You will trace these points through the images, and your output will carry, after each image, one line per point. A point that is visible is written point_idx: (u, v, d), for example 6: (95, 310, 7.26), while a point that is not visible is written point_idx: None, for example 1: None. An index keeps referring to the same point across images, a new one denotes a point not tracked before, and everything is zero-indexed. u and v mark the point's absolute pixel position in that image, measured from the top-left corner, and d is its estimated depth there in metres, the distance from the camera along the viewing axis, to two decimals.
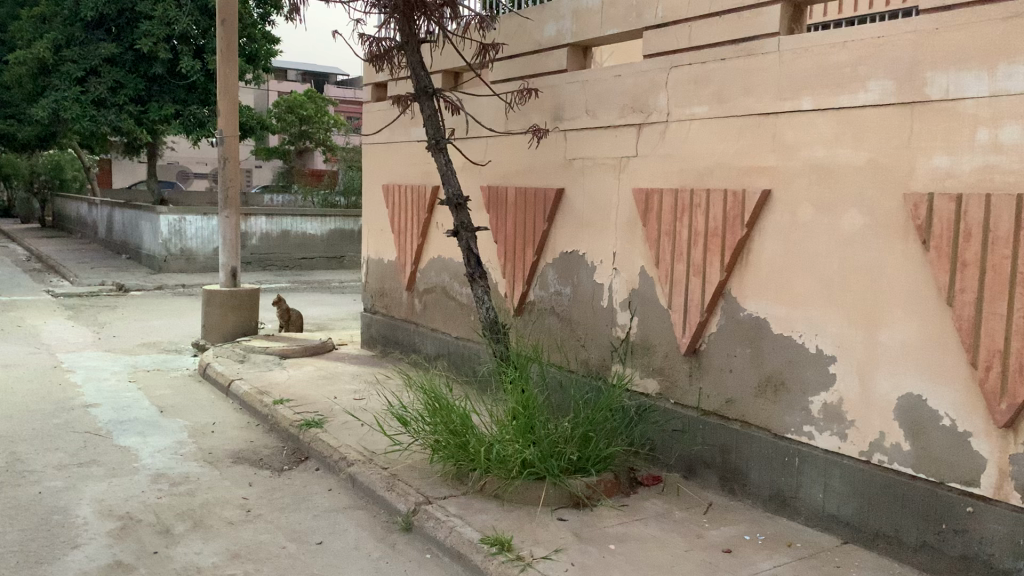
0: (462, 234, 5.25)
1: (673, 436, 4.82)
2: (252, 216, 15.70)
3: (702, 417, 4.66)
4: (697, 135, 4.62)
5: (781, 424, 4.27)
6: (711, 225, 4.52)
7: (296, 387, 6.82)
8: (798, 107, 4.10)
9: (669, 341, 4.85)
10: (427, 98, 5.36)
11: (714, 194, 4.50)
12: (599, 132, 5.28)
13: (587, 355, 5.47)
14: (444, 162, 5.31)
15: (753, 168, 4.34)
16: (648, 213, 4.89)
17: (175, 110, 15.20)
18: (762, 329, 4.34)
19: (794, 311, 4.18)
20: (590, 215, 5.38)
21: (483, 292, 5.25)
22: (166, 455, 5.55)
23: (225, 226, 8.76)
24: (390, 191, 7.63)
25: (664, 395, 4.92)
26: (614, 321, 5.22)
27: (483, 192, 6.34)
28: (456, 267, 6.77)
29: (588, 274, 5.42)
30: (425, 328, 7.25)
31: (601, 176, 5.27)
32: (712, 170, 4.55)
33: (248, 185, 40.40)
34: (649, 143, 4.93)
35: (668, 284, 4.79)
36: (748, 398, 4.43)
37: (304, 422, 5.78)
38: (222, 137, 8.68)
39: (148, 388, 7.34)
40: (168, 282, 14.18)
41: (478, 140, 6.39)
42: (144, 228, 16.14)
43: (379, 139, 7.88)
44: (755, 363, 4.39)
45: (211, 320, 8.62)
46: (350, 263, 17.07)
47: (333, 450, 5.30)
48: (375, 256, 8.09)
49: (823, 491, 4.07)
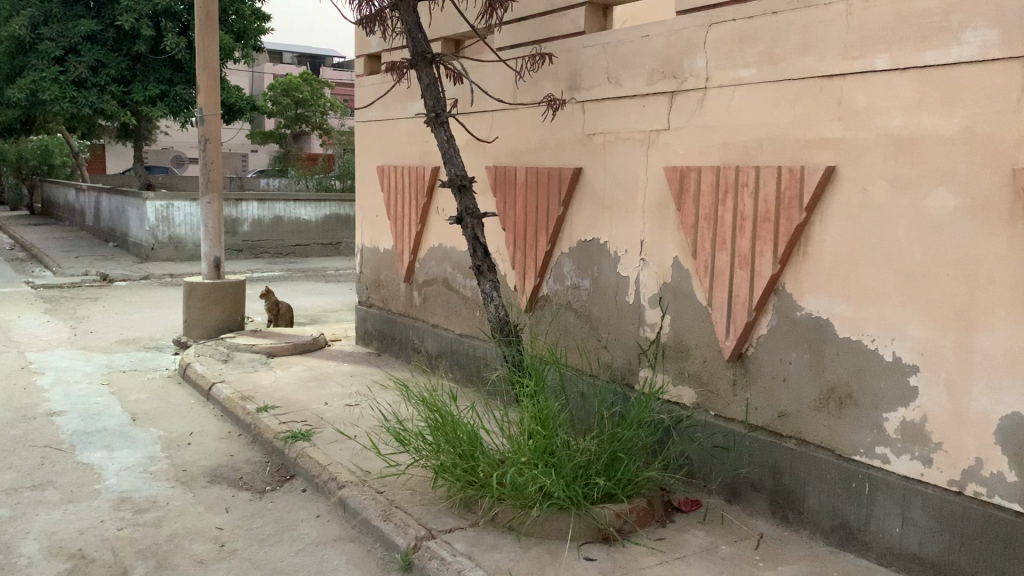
0: (467, 221, 4.57)
1: (714, 454, 4.16)
2: (243, 202, 15.00)
3: (750, 433, 4.00)
4: (743, 102, 3.94)
5: (848, 444, 3.60)
6: (761, 208, 3.85)
7: (283, 391, 6.15)
8: (871, 66, 3.41)
9: (709, 343, 4.18)
10: (426, 64, 4.64)
11: (765, 171, 3.82)
12: (623, 101, 4.60)
13: (609, 358, 4.80)
14: (445, 138, 4.61)
15: (813, 140, 3.65)
16: (683, 195, 4.21)
17: (160, 90, 14.52)
18: (824, 331, 3.67)
19: (863, 310, 3.51)
20: (614, 198, 4.70)
21: (492, 288, 4.57)
22: (132, 475, 4.89)
23: (207, 213, 8.07)
24: (385, 173, 6.95)
25: (701, 405, 4.26)
26: (642, 319, 4.56)
27: (488, 172, 5.66)
28: (459, 257, 6.10)
29: (610, 266, 4.75)
30: (426, 324, 6.59)
31: (626, 153, 4.59)
32: (762, 143, 3.87)
33: (244, 170, 39.63)
34: (683, 114, 4.25)
35: (708, 277, 4.12)
36: (806, 412, 3.77)
37: (290, 434, 5.13)
38: (202, 116, 7.98)
39: (121, 392, 6.67)
40: (155, 272, 13.49)
41: (483, 114, 5.71)
42: (131, 214, 15.45)
43: (372, 115, 7.19)
44: (814, 371, 3.73)
45: (193, 314, 7.96)
46: (346, 250, 16.36)
47: (322, 469, 4.65)
48: (370, 244, 7.41)
49: (900, 525, 3.41)
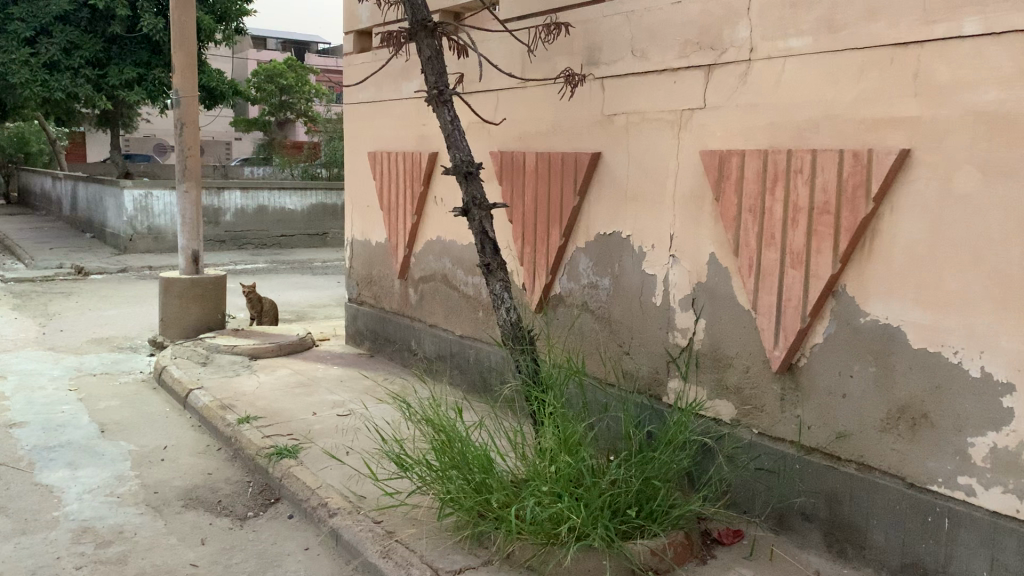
0: (474, 212, 3.96)
1: (758, 478, 3.67)
2: (225, 190, 14.36)
3: (802, 456, 3.50)
4: (796, 77, 3.43)
5: (922, 472, 3.10)
6: (818, 198, 3.34)
7: (267, 399, 5.61)
8: (957, 31, 2.89)
9: (753, 352, 3.68)
10: (426, 34, 4.07)
11: (823, 155, 3.31)
12: (650, 77, 4.08)
13: (632, 366, 4.29)
14: (448, 119, 4.02)
15: (883, 118, 3.14)
16: (723, 183, 3.71)
17: (137, 74, 13.93)
18: (895, 341, 3.17)
19: (946, 318, 3.00)
20: (638, 186, 4.18)
21: (502, 289, 3.97)
22: (96, 499, 4.33)
23: (184, 202, 7.50)
24: (378, 159, 6.39)
25: (741, 422, 3.76)
26: (671, 322, 4.06)
27: (493, 158, 5.13)
28: (460, 251, 5.57)
29: (634, 263, 4.24)
30: (423, 324, 6.06)
31: (654, 135, 4.07)
32: (819, 123, 3.36)
33: (227, 158, 38.87)
34: (722, 91, 3.74)
35: (753, 278, 3.62)
36: (869, 434, 3.27)
37: (274, 451, 4.60)
38: (177, 98, 7.38)
39: (90, 398, 6.11)
40: (134, 264, 12.87)
41: (488, 93, 5.18)
42: (109, 204, 14.82)
43: (362, 96, 6.63)
44: (880, 387, 3.23)
45: (169, 312, 7.39)
46: (333, 241, 15.83)
47: (310, 493, 4.12)
48: (360, 237, 6.86)
49: (988, 569, 2.92)
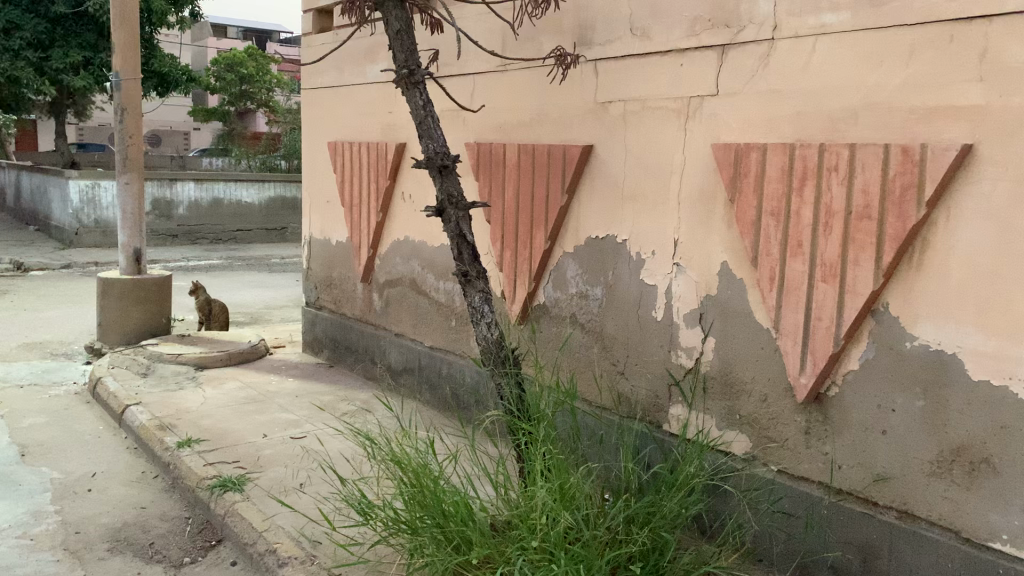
0: (448, 212, 3.39)
1: (777, 524, 3.17)
2: (178, 182, 13.61)
3: (832, 501, 3.01)
4: (830, 58, 2.93)
5: (981, 526, 2.61)
6: (856, 201, 2.85)
7: (212, 418, 5.01)
8: None
9: (773, 378, 3.18)
10: (395, 4, 3.49)
11: (863, 151, 2.81)
12: (652, 59, 3.57)
13: (629, 389, 3.78)
14: (420, 103, 3.43)
15: (938, 107, 2.65)
16: (740, 182, 3.21)
17: (83, 57, 13.15)
18: (949, 371, 2.67)
19: (1016, 345, 2.49)
20: (637, 184, 3.66)
21: (482, 301, 3.38)
22: (6, 543, 3.71)
23: (125, 195, 6.84)
24: (339, 150, 5.80)
25: (756, 457, 3.27)
26: (674, 340, 3.56)
27: (469, 151, 4.58)
28: (430, 254, 5.02)
29: (630, 271, 3.73)
30: (388, 333, 5.51)
31: (656, 125, 3.56)
32: (857, 113, 2.86)
33: (184, 148, 37.79)
34: (739, 75, 3.23)
35: (775, 292, 3.12)
36: (915, 478, 2.79)
37: (218, 482, 4.02)
38: (118, 82, 6.71)
39: (13, 415, 5.45)
40: (79, 260, 12.09)
41: (465, 77, 4.63)
42: (54, 195, 13.98)
43: (323, 80, 6.04)
44: (930, 424, 2.73)
45: (108, 316, 6.73)
46: (292, 236, 15.15)
47: (257, 536, 3.54)
48: (318, 235, 6.27)
49: None
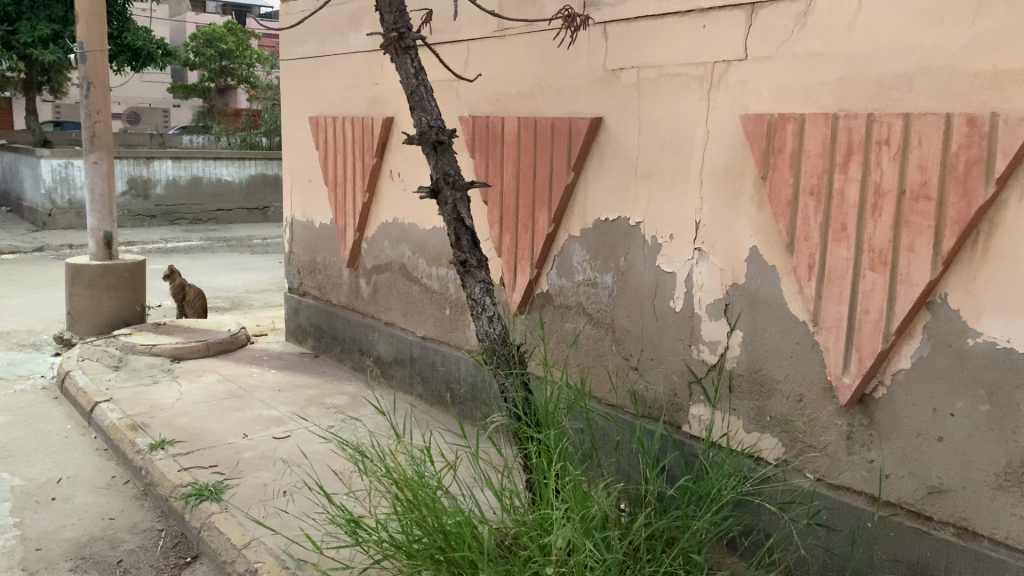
0: (445, 192, 3.01)
1: (818, 540, 2.86)
2: (155, 160, 13.13)
3: (880, 515, 2.69)
4: (880, 15, 2.57)
5: None
6: (911, 179, 2.50)
7: (188, 416, 4.64)
8: None
9: (811, 377, 2.86)
10: None
11: (920, 121, 2.46)
12: (669, 21, 3.20)
13: (644, 386, 3.45)
14: (411, 72, 3.06)
15: (1011, 70, 2.29)
16: (773, 157, 2.86)
17: (52, 30, 12.62)
18: (1018, 372, 2.34)
19: None
20: (652, 160, 3.31)
21: (483, 293, 3.01)
22: None
23: (93, 175, 6.41)
24: (321, 126, 5.41)
25: (791, 464, 2.95)
26: (695, 333, 3.22)
27: (464, 126, 4.21)
28: (421, 236, 4.66)
29: (645, 257, 3.39)
30: (377, 322, 5.16)
31: (675, 95, 3.20)
32: (912, 78, 2.51)
33: (163, 126, 37.04)
34: (772, 37, 2.87)
35: (814, 281, 2.79)
36: (976, 491, 2.46)
37: (192, 491, 3.67)
38: (83, 54, 6.27)
39: None
40: (53, 243, 11.62)
41: (459, 44, 4.25)
42: (26, 174, 13.45)
43: (303, 50, 5.63)
44: (997, 432, 2.40)
45: (78, 304, 6.33)
46: (275, 215, 14.70)
47: (235, 555, 3.21)
48: (300, 217, 5.89)
49: None
